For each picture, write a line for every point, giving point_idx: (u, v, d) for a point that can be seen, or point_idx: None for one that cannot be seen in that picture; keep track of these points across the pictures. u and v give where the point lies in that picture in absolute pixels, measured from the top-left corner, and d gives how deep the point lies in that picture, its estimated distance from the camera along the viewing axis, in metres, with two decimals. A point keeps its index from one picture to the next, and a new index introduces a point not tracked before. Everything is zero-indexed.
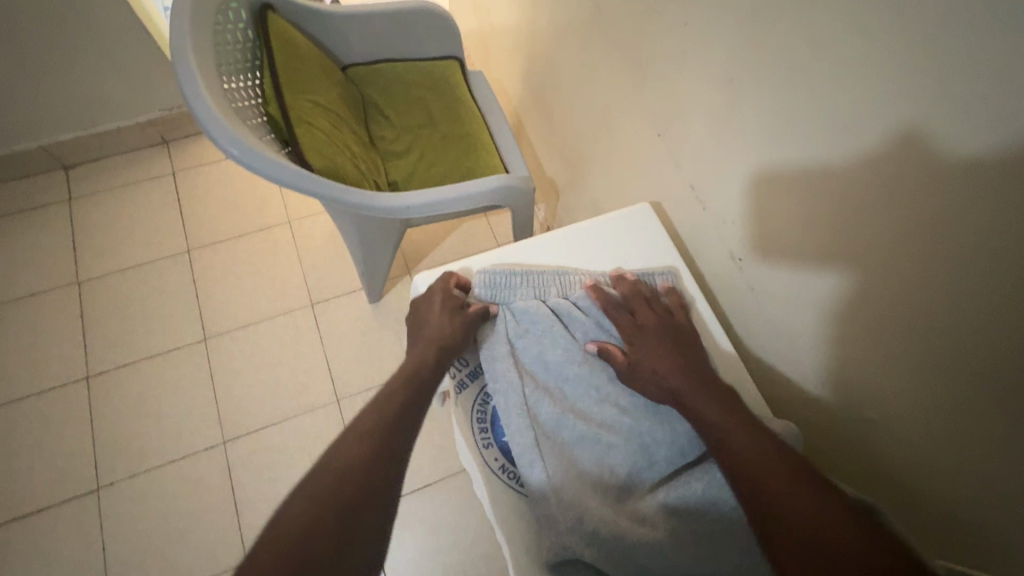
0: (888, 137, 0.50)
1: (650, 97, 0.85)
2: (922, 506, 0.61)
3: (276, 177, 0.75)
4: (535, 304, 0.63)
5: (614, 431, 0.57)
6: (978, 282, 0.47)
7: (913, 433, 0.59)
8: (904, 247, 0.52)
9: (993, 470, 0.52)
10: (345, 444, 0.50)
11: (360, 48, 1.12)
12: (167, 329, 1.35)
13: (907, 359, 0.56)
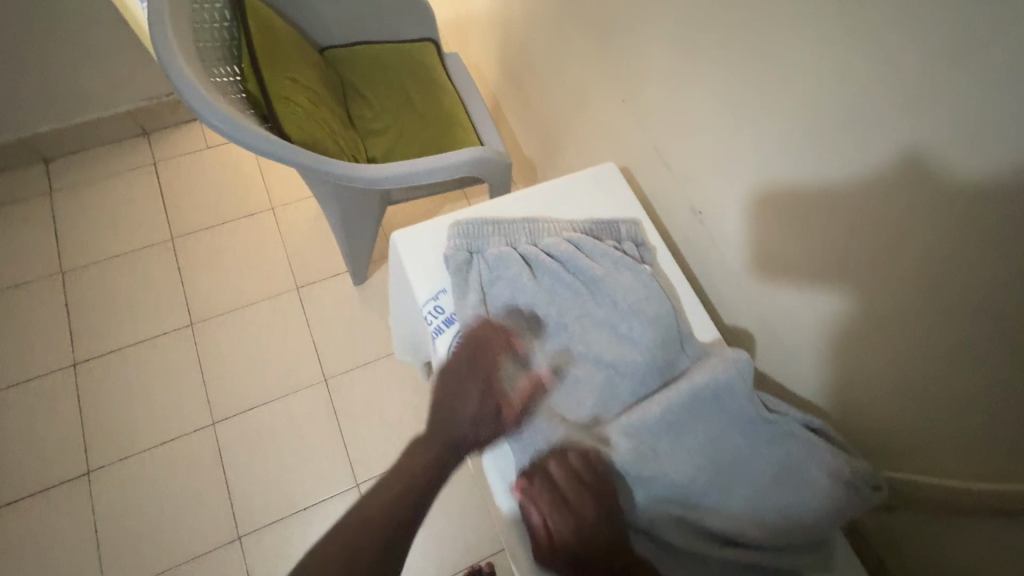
0: (832, 78, 0.53)
1: (615, 69, 0.88)
2: (880, 429, 0.64)
3: (255, 147, 0.77)
4: (505, 251, 0.62)
5: (581, 368, 0.59)
6: (921, 205, 0.49)
7: (871, 360, 0.61)
8: (853, 180, 0.54)
9: (947, 382, 0.53)
10: (340, 533, 0.46)
11: (336, 29, 1.14)
12: (154, 315, 1.37)
13: (864, 289, 0.58)
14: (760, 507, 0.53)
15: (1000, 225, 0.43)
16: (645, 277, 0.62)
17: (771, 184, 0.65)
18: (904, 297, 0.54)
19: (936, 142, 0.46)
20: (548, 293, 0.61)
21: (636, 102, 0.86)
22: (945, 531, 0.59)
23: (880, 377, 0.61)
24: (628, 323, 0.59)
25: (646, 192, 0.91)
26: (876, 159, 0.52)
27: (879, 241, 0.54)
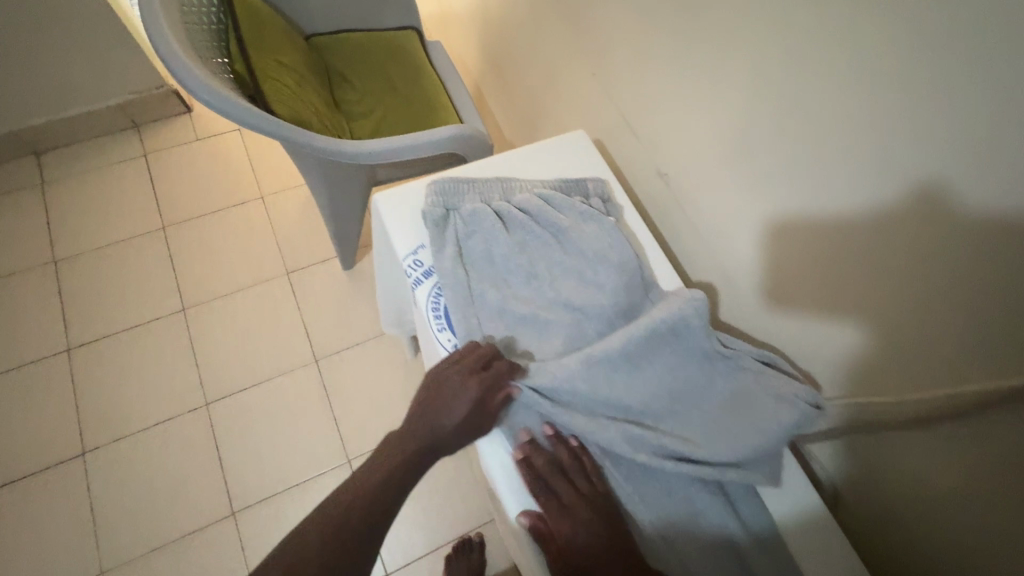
0: (779, 31, 0.58)
1: (587, 45, 0.93)
2: (830, 361, 0.65)
3: (242, 120, 0.81)
4: (480, 206, 0.66)
5: (551, 312, 0.63)
6: (864, 135, 0.53)
7: (822, 291, 0.63)
8: (804, 123, 0.58)
9: (897, 305, 0.55)
10: (308, 538, 0.46)
11: (321, 17, 1.19)
12: (146, 302, 1.40)
13: (816, 227, 0.61)
14: (711, 429, 0.59)
15: (925, 159, 0.48)
16: (610, 228, 0.66)
17: (728, 141, 0.70)
18: (845, 236, 0.58)
19: (874, 84, 0.50)
20: (519, 244, 0.66)
21: (606, 76, 0.91)
22: (890, 446, 0.61)
23: (825, 314, 0.64)
24: (594, 269, 0.64)
25: (618, 163, 0.96)
26: (818, 109, 0.56)
27: (823, 185, 0.59)
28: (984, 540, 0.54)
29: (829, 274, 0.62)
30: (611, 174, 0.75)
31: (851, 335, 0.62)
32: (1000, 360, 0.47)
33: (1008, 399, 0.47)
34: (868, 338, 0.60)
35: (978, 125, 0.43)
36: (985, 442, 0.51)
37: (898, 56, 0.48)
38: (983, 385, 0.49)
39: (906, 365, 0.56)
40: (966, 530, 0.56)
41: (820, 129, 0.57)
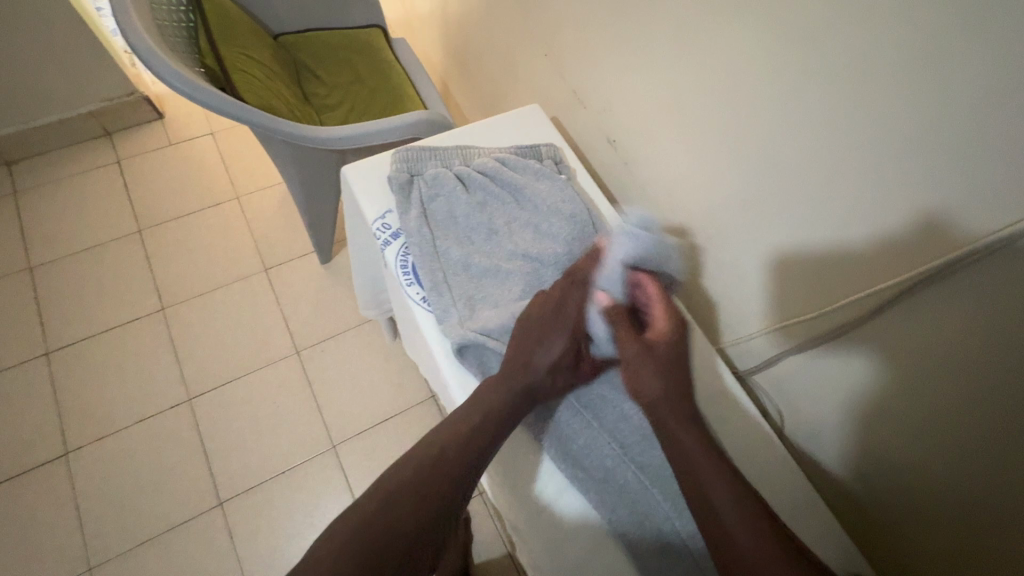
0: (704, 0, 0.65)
1: (540, 32, 1.00)
2: (781, 291, 0.71)
3: (213, 106, 0.86)
4: (441, 170, 0.72)
5: (511, 262, 0.68)
6: (782, 86, 0.60)
7: (767, 230, 0.69)
8: (730, 80, 0.66)
9: (832, 230, 0.60)
10: (409, 471, 0.52)
11: (289, 18, 1.24)
12: (125, 303, 1.41)
13: (750, 174, 0.68)
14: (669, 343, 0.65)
15: (830, 95, 0.55)
16: (561, 185, 0.73)
17: (669, 105, 0.77)
18: (770, 178, 0.66)
19: (783, 40, 0.58)
20: (480, 203, 0.71)
21: (559, 57, 0.97)
22: (813, 360, 0.69)
23: (759, 252, 0.72)
24: (548, 222, 0.70)
25: (573, 139, 1.02)
26: (741, 66, 0.64)
27: (749, 134, 0.66)
28: (893, 426, 0.62)
29: (763, 218, 0.69)
30: (564, 142, 0.82)
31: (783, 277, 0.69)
32: (893, 262, 0.55)
33: (902, 294, 0.56)
34: (793, 266, 0.67)
35: (872, 59, 0.51)
36: (888, 336, 0.59)
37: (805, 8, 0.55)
38: (880, 284, 0.57)
39: (822, 283, 0.64)
40: (877, 424, 0.64)
41: (746, 83, 0.64)
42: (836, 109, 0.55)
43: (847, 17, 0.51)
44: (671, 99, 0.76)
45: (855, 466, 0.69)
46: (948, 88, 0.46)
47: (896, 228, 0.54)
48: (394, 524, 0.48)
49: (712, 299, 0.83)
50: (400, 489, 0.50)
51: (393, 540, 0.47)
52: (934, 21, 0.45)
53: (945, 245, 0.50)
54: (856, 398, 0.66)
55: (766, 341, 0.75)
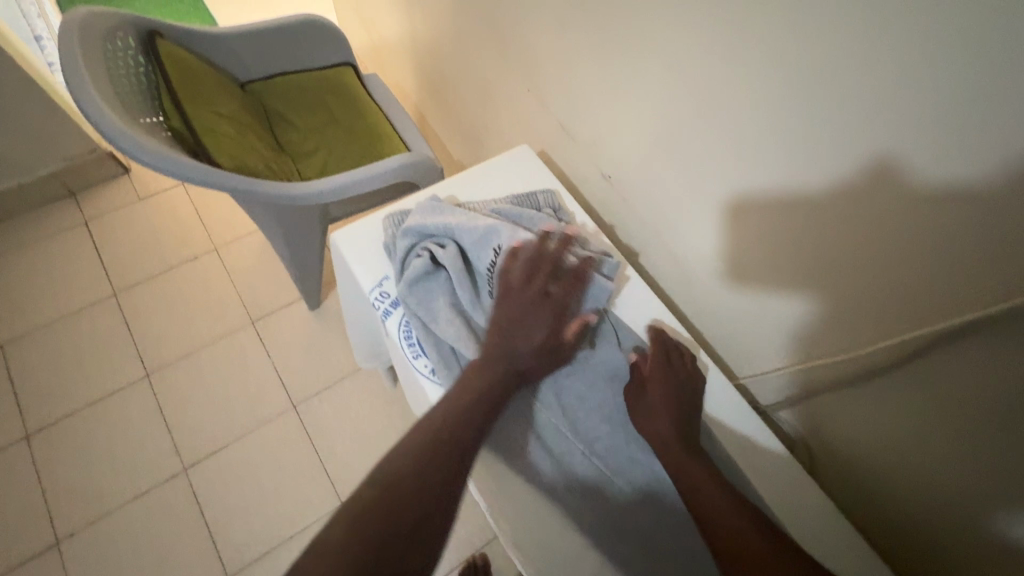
0: (685, 37, 0.61)
1: (515, 62, 0.96)
2: (797, 330, 0.67)
3: (185, 175, 0.81)
4: (432, 223, 0.65)
5: None
6: (783, 125, 0.56)
7: (776, 265, 0.65)
8: (726, 116, 0.61)
9: (854, 269, 0.56)
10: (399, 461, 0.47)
11: (254, 63, 1.18)
12: (105, 372, 1.34)
13: (756, 209, 0.64)
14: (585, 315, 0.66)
15: (839, 134, 0.51)
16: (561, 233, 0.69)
17: (658, 140, 0.73)
18: (774, 218, 0.62)
19: (780, 77, 0.53)
20: (495, 252, 0.65)
21: (538, 89, 0.94)
22: (839, 400, 0.66)
23: (764, 289, 0.69)
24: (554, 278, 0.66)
25: (563, 170, 0.99)
26: (727, 107, 0.61)
27: (746, 173, 0.63)
28: (921, 467, 0.60)
29: (745, 225, 0.67)
30: (560, 185, 0.78)
31: (772, 268, 0.66)
32: (914, 311, 0.53)
33: (925, 346, 0.53)
34: (807, 307, 0.64)
35: (873, 102, 0.47)
36: (911, 385, 0.57)
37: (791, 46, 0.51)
38: (901, 335, 0.55)
39: (839, 328, 0.61)
40: (906, 466, 0.62)
41: (737, 124, 0.61)
42: (838, 151, 0.52)
43: (842, 59, 0.48)
44: (659, 136, 0.72)
45: (884, 502, 0.67)
46: (964, 128, 0.42)
47: (914, 277, 0.51)
48: (395, 515, 0.43)
49: (723, 331, 0.80)
50: (394, 478, 0.46)
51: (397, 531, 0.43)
52: (935, 67, 0.42)
53: (966, 301, 0.48)
54: (889, 439, 0.62)
55: (783, 377, 0.72)
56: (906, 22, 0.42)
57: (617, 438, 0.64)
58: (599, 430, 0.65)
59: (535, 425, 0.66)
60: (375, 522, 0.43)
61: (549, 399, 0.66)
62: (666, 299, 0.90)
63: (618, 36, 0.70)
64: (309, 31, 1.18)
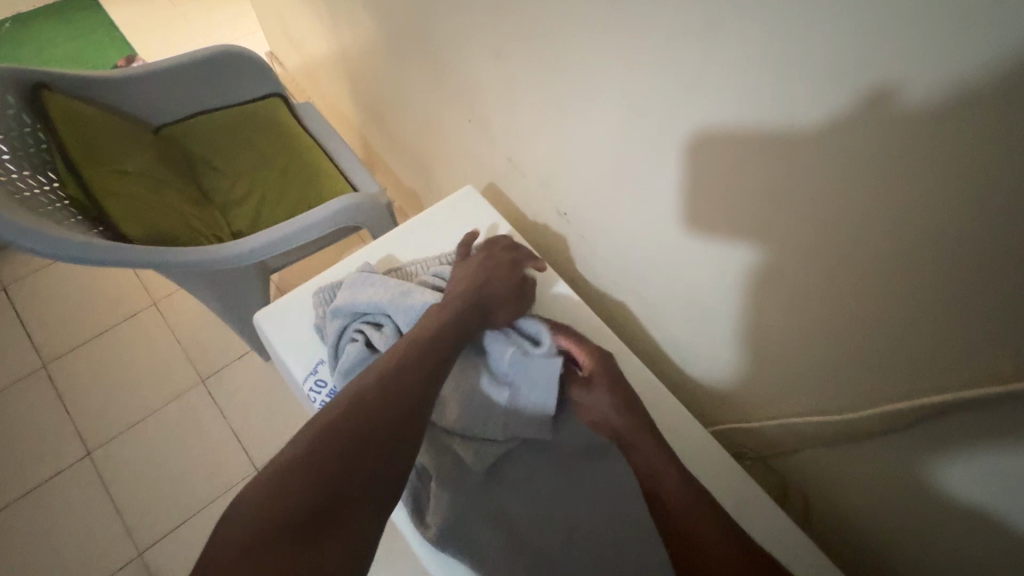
0: (637, 66, 0.54)
1: (452, 88, 0.88)
2: (791, 377, 0.61)
3: (80, 255, 0.70)
4: (363, 301, 0.61)
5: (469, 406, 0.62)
6: (758, 164, 0.48)
7: (764, 305, 0.58)
8: (694, 151, 0.54)
9: (856, 315, 0.49)
10: (351, 397, 0.48)
11: (169, 106, 1.07)
12: (41, 456, 1.21)
13: (736, 248, 0.57)
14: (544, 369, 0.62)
15: (823, 174, 0.44)
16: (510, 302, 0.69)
17: (622, 172, 0.65)
18: (759, 259, 0.55)
19: (748, 112, 0.46)
20: None
21: (483, 119, 0.85)
22: (840, 456, 0.60)
23: (756, 332, 0.62)
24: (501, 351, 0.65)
25: (521, 202, 0.90)
26: (693, 145, 0.54)
27: (721, 213, 0.56)
28: (935, 528, 0.54)
29: (722, 262, 0.60)
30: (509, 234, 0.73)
31: (757, 307, 0.59)
32: (925, 370, 0.46)
33: (939, 413, 0.47)
34: (799, 350, 0.57)
35: (870, 151, 0.40)
36: (926, 450, 0.51)
37: (757, 87, 0.44)
38: (914, 399, 0.48)
39: (843, 379, 0.55)
40: (918, 525, 0.56)
41: (703, 163, 0.54)
42: (826, 199, 0.45)
43: (823, 102, 0.41)
44: (626, 170, 0.65)
45: (897, 562, 0.61)
46: (983, 168, 0.34)
47: (924, 333, 0.44)
48: (347, 444, 0.43)
49: (709, 369, 0.73)
50: (344, 410, 0.46)
51: (349, 460, 0.42)
52: (934, 105, 0.35)
53: (997, 365, 0.41)
54: (906, 499, 0.56)
55: (780, 430, 0.65)
56: (893, 59, 0.35)
57: (604, 525, 0.57)
58: (581, 515, 0.58)
59: (504, 522, 0.57)
60: (324, 444, 0.43)
61: (516, 490, 0.59)
62: (646, 333, 0.83)
63: (565, 58, 0.62)
64: (227, 63, 1.07)
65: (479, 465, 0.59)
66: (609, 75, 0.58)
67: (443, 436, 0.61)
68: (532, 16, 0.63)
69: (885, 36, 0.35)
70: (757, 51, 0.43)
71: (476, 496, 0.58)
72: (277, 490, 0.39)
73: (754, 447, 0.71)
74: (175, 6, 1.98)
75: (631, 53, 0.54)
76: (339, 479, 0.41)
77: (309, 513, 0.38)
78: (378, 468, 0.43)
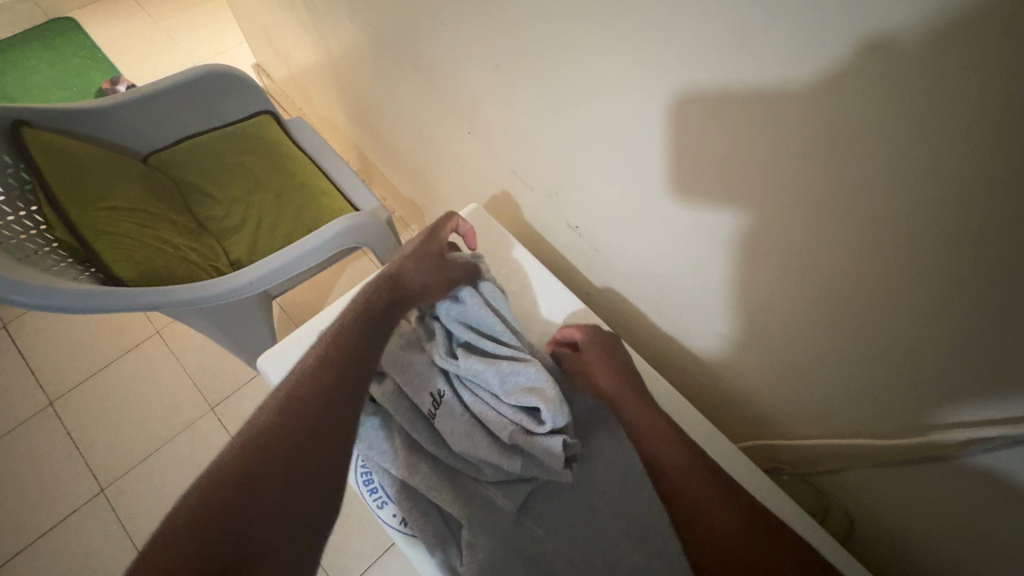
0: (648, 79, 0.51)
1: (447, 99, 0.84)
2: (833, 394, 0.58)
3: (79, 307, 0.67)
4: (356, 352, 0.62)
5: (486, 446, 0.60)
6: (791, 177, 0.45)
7: (804, 321, 0.55)
8: (715, 166, 0.50)
9: (911, 334, 0.46)
10: (254, 429, 0.52)
11: (156, 133, 1.03)
12: (55, 495, 1.19)
13: (771, 263, 0.53)
14: (522, 400, 0.60)
15: (867, 189, 0.41)
16: (480, 309, 0.67)
17: (638, 184, 0.61)
18: (796, 274, 0.52)
19: (779, 125, 0.43)
20: (434, 396, 0.64)
21: (481, 131, 0.81)
22: (886, 478, 0.58)
23: (796, 345, 0.58)
24: (502, 387, 0.63)
25: (528, 214, 0.86)
26: (714, 157, 0.50)
27: (756, 227, 0.52)
28: (1000, 549, 0.52)
29: (750, 275, 0.57)
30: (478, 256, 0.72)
31: (794, 320, 0.56)
32: (993, 391, 0.43)
33: (1005, 443, 0.44)
34: (843, 363, 0.54)
35: (949, 162, 0.35)
36: (988, 477, 0.48)
37: (790, 97, 0.41)
38: (980, 426, 0.46)
39: (893, 397, 0.52)
40: (983, 548, 0.53)
41: (726, 176, 0.50)
42: (883, 211, 0.41)
43: (865, 111, 0.37)
44: (644, 182, 0.60)
45: None
46: None
47: (1004, 353, 0.40)
48: (246, 478, 0.47)
49: (741, 381, 0.70)
50: (242, 443, 0.50)
51: (245, 496, 0.47)
52: (999, 117, 0.31)
53: None
54: (964, 523, 0.53)
55: (822, 449, 0.63)
56: (948, 67, 0.32)
57: (638, 560, 0.55)
58: (615, 554, 0.56)
59: (540, 560, 0.56)
60: (224, 484, 0.47)
61: (551, 525, 0.58)
62: (667, 345, 0.80)
63: (570, 69, 0.58)
64: (214, 84, 1.03)
65: (509, 505, 0.58)
66: (619, 84, 0.54)
67: (472, 482, 0.60)
68: (532, 22, 0.58)
69: (960, 27, 0.30)
70: (803, 51, 0.38)
71: (511, 539, 0.56)
72: (183, 533, 0.43)
73: (790, 465, 0.68)
74: (157, 23, 1.93)
75: (648, 58, 0.49)
76: (247, 517, 0.46)
77: (221, 554, 0.43)
78: (292, 496, 0.48)
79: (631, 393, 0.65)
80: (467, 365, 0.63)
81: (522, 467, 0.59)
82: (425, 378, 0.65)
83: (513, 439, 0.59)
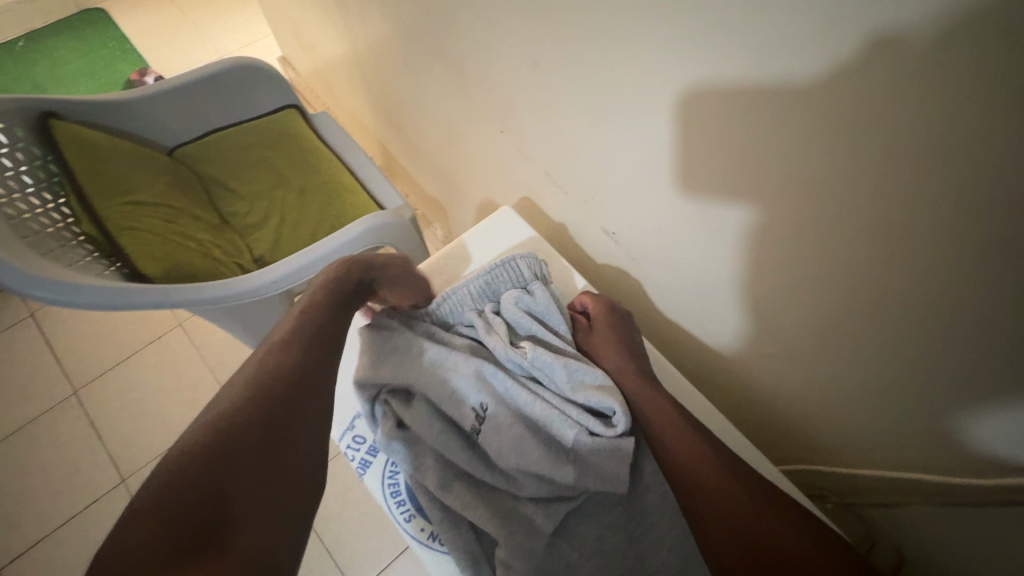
0: (691, 86, 0.47)
1: (477, 94, 0.80)
2: (888, 422, 0.54)
3: (106, 304, 0.66)
4: (408, 343, 0.63)
5: (544, 453, 0.57)
6: (853, 202, 0.41)
7: (859, 347, 0.51)
8: (762, 182, 0.47)
9: (985, 370, 0.42)
10: (231, 404, 0.49)
11: (182, 126, 1.02)
12: (77, 485, 1.20)
13: (823, 285, 0.49)
14: (593, 399, 0.59)
15: (940, 215, 0.36)
16: (551, 302, 0.67)
17: (677, 193, 0.58)
18: (851, 297, 0.47)
19: (837, 143, 0.39)
20: (477, 413, 0.60)
21: (512, 129, 0.78)
22: (947, 513, 0.54)
23: (847, 372, 0.54)
24: (572, 384, 0.61)
25: (560, 216, 0.83)
26: (763, 170, 0.46)
27: (805, 247, 0.48)
28: None
29: (797, 295, 0.53)
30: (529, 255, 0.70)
31: (846, 343, 0.52)
32: None
33: None
34: (900, 392, 0.50)
35: None
36: None
37: (851, 113, 0.36)
38: None
39: (957, 434, 0.48)
40: None
41: (775, 190, 0.46)
42: (958, 240, 0.36)
43: (940, 132, 0.33)
44: (683, 193, 0.56)
45: None
46: None
47: None
48: (225, 454, 0.44)
49: (782, 400, 0.66)
50: (219, 418, 0.48)
51: (231, 471, 0.44)
52: None
53: None
54: None
55: (874, 480, 0.59)
56: None
57: None
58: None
59: None
60: (193, 462, 0.43)
61: (586, 548, 0.56)
62: (701, 359, 0.76)
63: (608, 70, 0.54)
64: (241, 77, 1.02)
65: (548, 524, 0.55)
66: (659, 88, 0.50)
67: (511, 499, 0.57)
68: (570, 20, 0.55)
69: None
70: (871, 65, 0.34)
71: (547, 561, 0.55)
72: (155, 512, 0.39)
73: (839, 492, 0.65)
74: (185, 14, 1.94)
75: (693, 66, 0.45)
76: (228, 495, 0.42)
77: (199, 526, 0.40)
78: (276, 466, 0.47)
79: (641, 371, 0.64)
80: (537, 355, 0.61)
81: (577, 481, 0.56)
82: (463, 397, 0.61)
83: (578, 442, 0.57)
